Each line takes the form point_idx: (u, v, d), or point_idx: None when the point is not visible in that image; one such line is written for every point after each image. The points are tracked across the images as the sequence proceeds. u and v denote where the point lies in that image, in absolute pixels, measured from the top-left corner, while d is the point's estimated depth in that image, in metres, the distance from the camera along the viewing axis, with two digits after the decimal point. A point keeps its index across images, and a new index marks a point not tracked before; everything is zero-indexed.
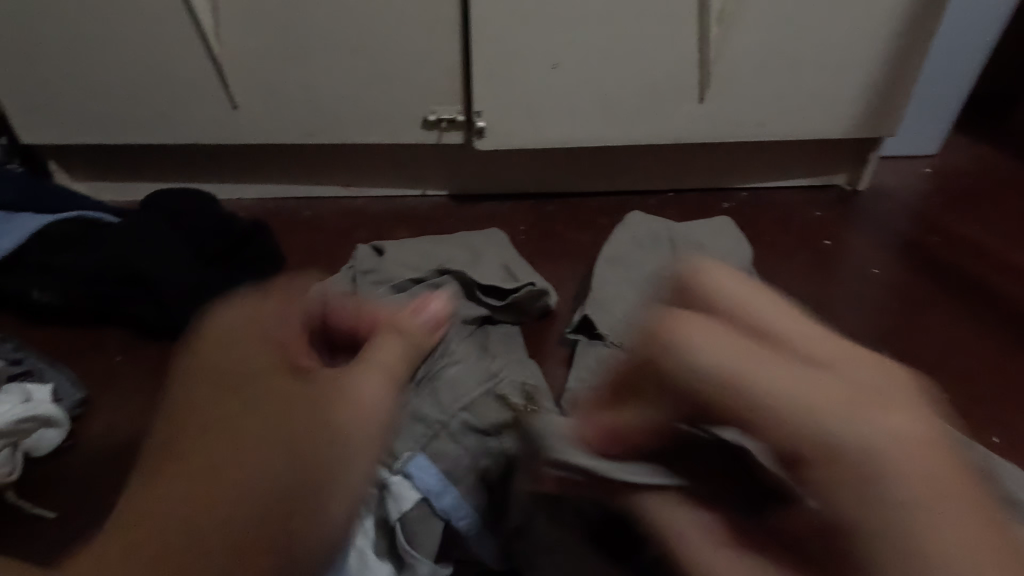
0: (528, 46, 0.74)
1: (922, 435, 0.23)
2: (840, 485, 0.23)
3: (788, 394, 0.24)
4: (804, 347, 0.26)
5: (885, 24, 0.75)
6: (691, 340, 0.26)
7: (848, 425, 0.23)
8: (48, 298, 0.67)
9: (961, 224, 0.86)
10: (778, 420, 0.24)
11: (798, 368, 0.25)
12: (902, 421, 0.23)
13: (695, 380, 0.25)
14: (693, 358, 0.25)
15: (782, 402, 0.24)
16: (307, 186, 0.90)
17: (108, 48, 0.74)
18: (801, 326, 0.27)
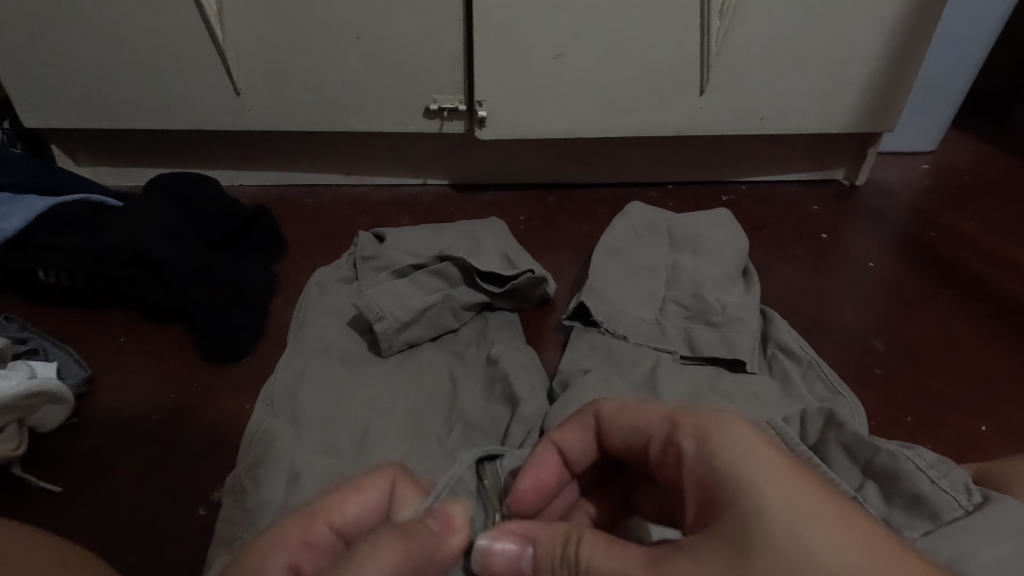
0: (530, 37, 0.74)
1: (646, 426, 0.37)
2: (673, 462, 0.35)
3: (726, 447, 0.32)
4: (664, 428, 0.36)
5: (886, 18, 0.75)
6: (736, 435, 0.32)
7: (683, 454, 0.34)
8: (52, 279, 0.68)
9: (956, 218, 0.87)
10: (716, 462, 0.32)
11: (682, 442, 0.34)
12: (637, 430, 0.38)
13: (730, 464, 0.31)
14: (733, 444, 0.32)
15: (725, 463, 0.32)
16: (309, 174, 0.91)
17: (110, 33, 0.74)
18: (693, 422, 0.35)
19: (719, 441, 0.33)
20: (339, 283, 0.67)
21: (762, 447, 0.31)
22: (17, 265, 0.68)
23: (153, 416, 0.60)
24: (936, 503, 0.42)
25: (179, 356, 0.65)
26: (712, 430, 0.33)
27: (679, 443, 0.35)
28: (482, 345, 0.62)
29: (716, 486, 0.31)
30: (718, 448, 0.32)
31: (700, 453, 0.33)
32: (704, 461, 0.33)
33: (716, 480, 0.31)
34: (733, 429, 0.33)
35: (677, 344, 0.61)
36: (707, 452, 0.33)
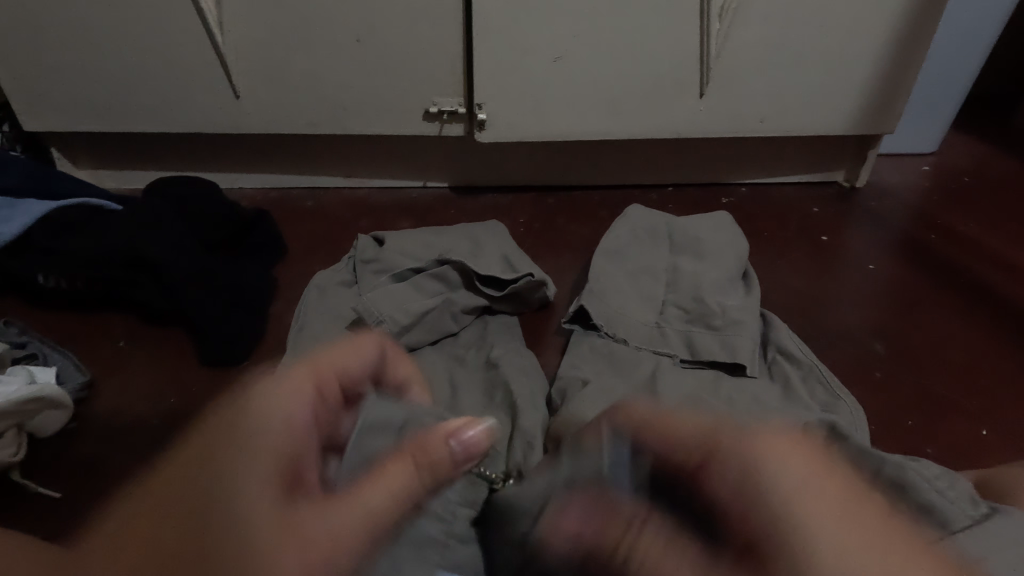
0: (529, 40, 0.74)
1: (679, 442, 0.38)
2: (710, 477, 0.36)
3: (777, 471, 0.34)
4: (697, 445, 0.37)
5: (886, 20, 0.75)
6: (788, 458, 0.34)
7: (727, 473, 0.35)
8: (52, 283, 0.68)
9: (957, 220, 0.87)
10: (769, 488, 0.34)
11: (727, 465, 0.35)
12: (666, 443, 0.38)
13: (778, 490, 0.34)
14: (783, 472, 0.34)
15: (776, 488, 0.34)
16: (310, 177, 0.91)
17: (110, 37, 0.74)
18: (743, 447, 0.35)
19: (765, 461, 0.34)
20: (338, 286, 0.67)
21: (808, 467, 0.34)
22: (16, 269, 0.68)
23: (153, 420, 0.60)
24: (945, 514, 0.42)
25: (178, 360, 0.65)
26: (759, 452, 0.35)
27: (720, 463, 0.36)
28: (482, 349, 0.62)
29: (774, 513, 0.33)
30: (768, 472, 0.34)
31: (752, 480, 0.34)
32: (755, 486, 0.34)
33: (767, 500, 0.34)
34: (776, 448, 0.35)
35: (678, 348, 0.61)
36: (757, 479, 0.34)
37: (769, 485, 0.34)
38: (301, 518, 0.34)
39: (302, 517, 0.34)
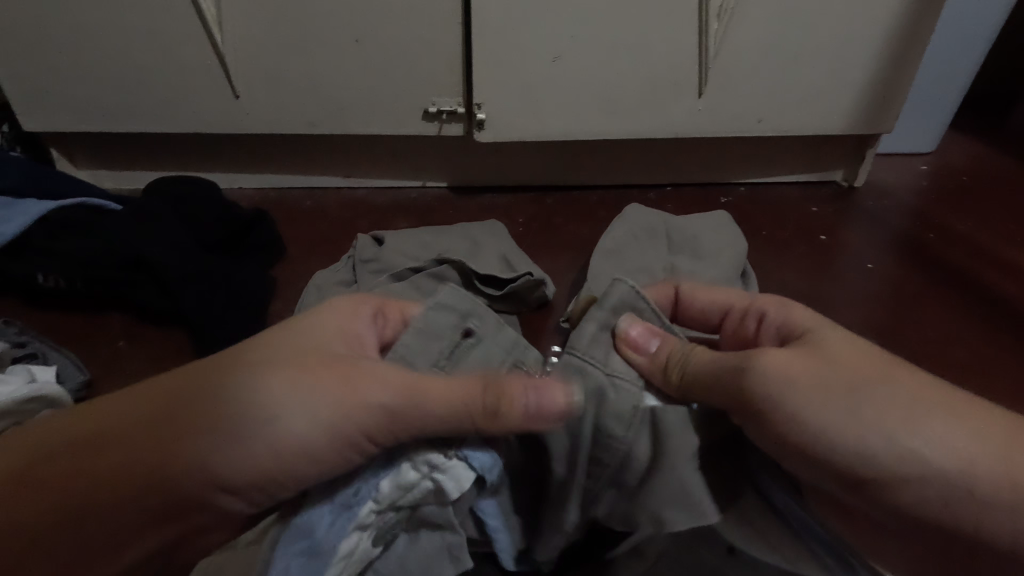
0: (528, 40, 0.75)
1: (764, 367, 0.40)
2: (804, 399, 0.39)
3: (879, 382, 0.39)
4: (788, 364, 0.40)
5: (884, 19, 0.75)
6: (871, 360, 0.40)
7: (826, 393, 0.39)
8: (51, 283, 0.68)
9: (955, 219, 0.87)
10: (876, 392, 0.38)
11: (830, 375, 0.39)
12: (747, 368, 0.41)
13: (886, 393, 0.38)
14: (881, 376, 0.39)
15: (885, 390, 0.38)
16: (309, 177, 0.91)
17: (109, 37, 0.74)
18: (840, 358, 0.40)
19: (856, 364, 0.39)
20: (337, 285, 0.67)
21: (883, 363, 0.40)
22: (15, 269, 0.68)
23: None
24: None
25: (178, 359, 0.65)
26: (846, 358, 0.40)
27: (815, 377, 0.39)
28: None
29: (884, 410, 0.38)
30: (864, 373, 0.39)
31: (858, 386, 0.39)
32: (856, 389, 0.38)
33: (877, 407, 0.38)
34: (854, 353, 0.40)
35: None
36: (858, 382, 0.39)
37: (871, 386, 0.38)
38: (296, 389, 0.38)
39: (297, 387, 0.38)
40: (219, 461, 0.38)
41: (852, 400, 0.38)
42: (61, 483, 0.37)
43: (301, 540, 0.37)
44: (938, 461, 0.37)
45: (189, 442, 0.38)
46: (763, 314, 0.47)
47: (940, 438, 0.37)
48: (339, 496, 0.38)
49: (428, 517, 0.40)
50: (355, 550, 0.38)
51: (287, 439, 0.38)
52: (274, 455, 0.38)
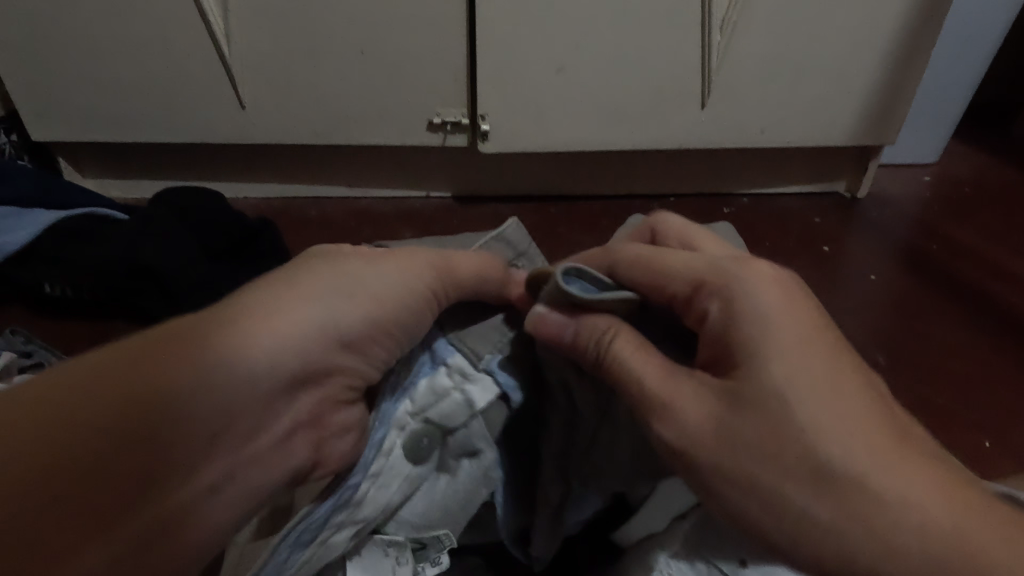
0: (532, 52, 0.75)
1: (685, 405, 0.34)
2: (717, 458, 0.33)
3: (833, 439, 0.31)
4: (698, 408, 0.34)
5: (887, 32, 0.76)
6: (834, 407, 0.31)
7: (752, 451, 0.32)
8: (57, 292, 0.70)
9: (958, 231, 0.87)
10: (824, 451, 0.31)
11: (764, 423, 0.32)
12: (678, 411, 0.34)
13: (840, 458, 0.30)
14: (836, 435, 0.31)
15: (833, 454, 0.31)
16: (313, 187, 0.91)
17: (117, 48, 0.75)
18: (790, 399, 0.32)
19: (805, 416, 0.32)
20: None
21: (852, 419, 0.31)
22: (23, 278, 0.69)
23: None
24: None
25: None
26: (799, 401, 0.32)
27: (738, 421, 0.33)
28: None
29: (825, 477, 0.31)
30: (813, 422, 0.31)
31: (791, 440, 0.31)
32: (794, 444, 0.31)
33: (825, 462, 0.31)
34: (822, 394, 0.32)
35: None
36: (803, 432, 0.31)
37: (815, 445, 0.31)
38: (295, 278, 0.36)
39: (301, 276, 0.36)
40: (247, 362, 0.33)
41: (774, 457, 0.32)
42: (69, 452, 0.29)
43: (377, 428, 0.37)
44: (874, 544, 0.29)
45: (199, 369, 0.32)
46: (725, 301, 0.35)
47: (893, 518, 0.29)
48: (398, 387, 0.39)
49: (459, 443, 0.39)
50: (389, 462, 0.37)
51: (323, 324, 0.35)
52: (301, 350, 0.34)
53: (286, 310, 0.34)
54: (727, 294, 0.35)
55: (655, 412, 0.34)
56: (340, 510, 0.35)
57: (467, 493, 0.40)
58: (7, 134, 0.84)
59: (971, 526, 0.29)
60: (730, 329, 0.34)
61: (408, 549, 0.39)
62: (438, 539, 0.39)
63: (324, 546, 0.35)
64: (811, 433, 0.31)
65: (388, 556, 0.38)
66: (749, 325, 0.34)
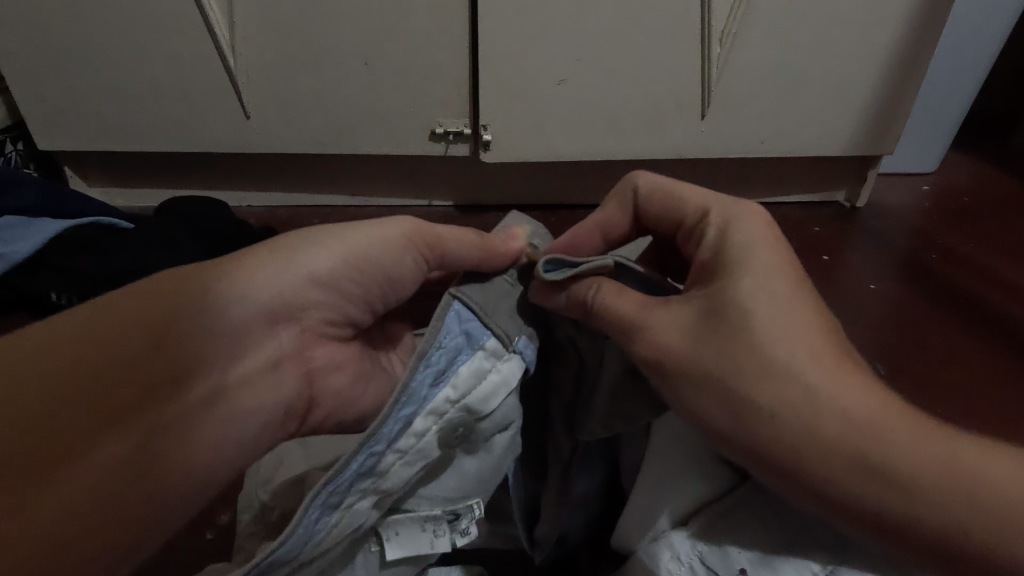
0: (533, 64, 0.76)
1: (675, 329, 0.33)
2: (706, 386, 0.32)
3: (820, 371, 0.30)
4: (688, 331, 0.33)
5: (885, 43, 0.76)
6: (822, 349, 0.31)
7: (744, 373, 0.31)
8: (65, 301, 0.69)
9: (958, 240, 0.88)
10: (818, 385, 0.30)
11: (755, 346, 0.31)
12: (670, 336, 0.33)
13: (834, 394, 0.29)
14: (831, 373, 0.30)
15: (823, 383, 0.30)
16: (316, 195, 0.92)
17: (124, 59, 0.76)
18: (786, 324, 0.32)
19: (797, 348, 0.31)
20: None
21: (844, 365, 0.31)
22: (31, 287, 0.70)
23: None
24: None
25: None
26: (791, 335, 0.31)
27: (727, 344, 0.32)
28: None
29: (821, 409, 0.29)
30: (802, 348, 0.31)
31: (784, 363, 0.31)
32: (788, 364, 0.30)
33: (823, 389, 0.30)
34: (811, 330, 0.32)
35: None
36: (798, 365, 0.30)
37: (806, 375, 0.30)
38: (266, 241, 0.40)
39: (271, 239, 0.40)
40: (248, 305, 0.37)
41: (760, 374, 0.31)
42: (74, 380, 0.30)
43: (409, 403, 0.30)
44: (812, 427, 0.29)
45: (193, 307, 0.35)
46: (725, 221, 0.36)
47: (880, 440, 0.28)
48: (434, 360, 0.31)
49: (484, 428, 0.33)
50: (418, 443, 0.31)
51: (297, 271, 0.38)
52: (280, 295, 0.38)
53: (262, 258, 0.38)
54: (727, 218, 0.36)
55: (638, 320, 0.33)
56: (364, 482, 0.29)
57: (495, 473, 0.35)
58: (14, 143, 0.85)
59: (911, 433, 0.28)
60: (723, 247, 0.35)
61: (443, 519, 0.35)
62: (472, 509, 0.35)
63: (350, 511, 0.30)
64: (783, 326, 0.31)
65: (426, 531, 0.34)
66: (744, 241, 0.35)
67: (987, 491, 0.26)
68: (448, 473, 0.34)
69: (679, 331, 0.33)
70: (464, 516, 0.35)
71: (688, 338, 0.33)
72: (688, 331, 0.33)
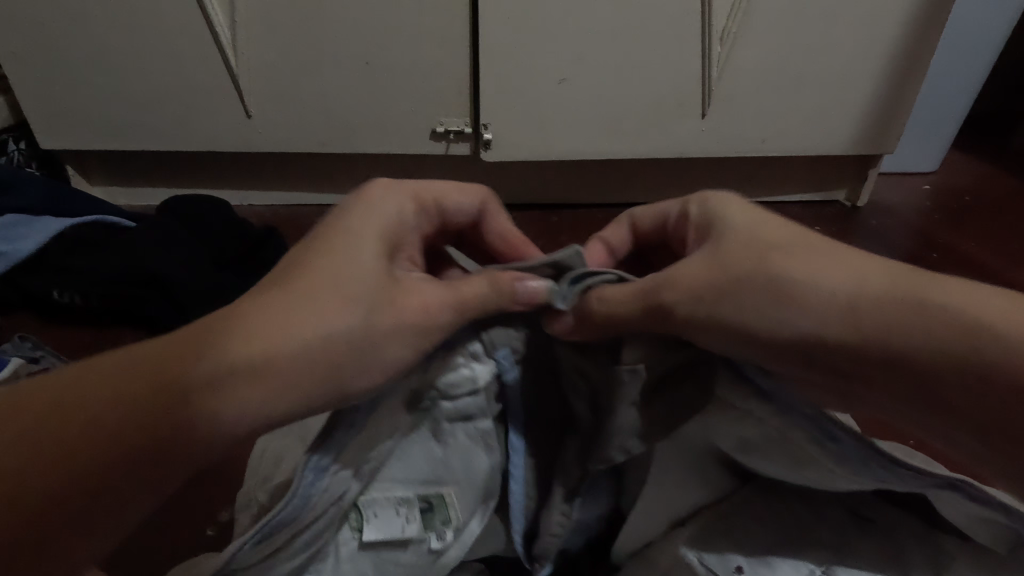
0: (534, 63, 0.76)
1: (693, 284, 0.33)
2: (741, 336, 0.31)
3: (828, 275, 0.30)
4: (704, 283, 0.33)
5: (886, 42, 0.76)
6: (826, 254, 0.31)
7: (769, 309, 0.31)
8: (66, 299, 0.70)
9: (958, 239, 0.88)
10: (838, 290, 0.30)
11: (768, 280, 0.31)
12: (689, 292, 0.33)
13: (857, 292, 0.29)
14: (845, 276, 0.30)
15: (838, 287, 0.30)
16: (318, 195, 0.92)
17: (126, 58, 0.76)
18: (781, 252, 0.32)
19: (806, 265, 0.31)
20: None
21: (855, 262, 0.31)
22: (35, 287, 0.70)
23: None
24: None
25: None
26: (788, 258, 0.32)
27: (744, 285, 0.32)
28: None
29: (858, 327, 0.29)
30: (808, 270, 0.31)
31: (796, 285, 0.31)
32: (805, 286, 0.30)
33: (846, 300, 0.29)
34: (811, 245, 0.32)
35: None
36: (812, 279, 0.30)
37: (823, 287, 0.30)
38: (287, 304, 0.32)
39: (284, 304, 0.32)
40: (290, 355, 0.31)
41: (778, 301, 0.31)
42: (105, 479, 0.27)
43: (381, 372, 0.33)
44: (856, 353, 0.29)
45: (199, 402, 0.29)
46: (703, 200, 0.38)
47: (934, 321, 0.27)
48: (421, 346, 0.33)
49: (456, 411, 0.36)
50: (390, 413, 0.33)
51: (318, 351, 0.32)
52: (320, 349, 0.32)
53: (292, 360, 0.31)
54: (703, 198, 0.39)
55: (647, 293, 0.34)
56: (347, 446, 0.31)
57: (465, 461, 0.37)
58: (16, 142, 0.85)
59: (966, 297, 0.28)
60: (709, 215, 0.37)
61: (416, 506, 0.37)
62: (444, 499, 0.37)
63: (337, 477, 0.31)
64: (792, 262, 0.31)
65: (399, 514, 0.36)
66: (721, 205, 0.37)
67: None
68: (416, 456, 0.36)
69: (696, 285, 0.33)
70: (438, 508, 0.37)
71: (705, 289, 0.33)
72: (706, 286, 0.33)
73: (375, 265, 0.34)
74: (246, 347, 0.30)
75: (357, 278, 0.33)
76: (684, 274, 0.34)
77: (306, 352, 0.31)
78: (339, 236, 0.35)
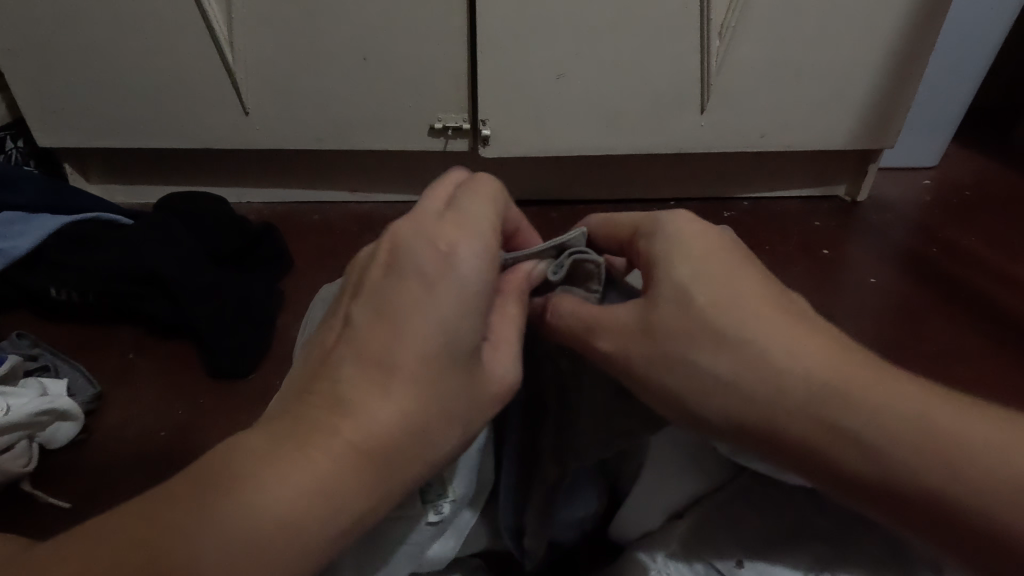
0: (532, 58, 0.76)
1: (626, 340, 0.34)
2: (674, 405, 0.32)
3: (775, 359, 0.30)
4: (634, 347, 0.33)
5: (886, 36, 0.76)
6: (774, 330, 0.31)
7: (710, 378, 0.31)
8: (63, 296, 0.70)
9: (958, 234, 0.88)
10: (784, 376, 0.30)
11: (704, 357, 0.32)
12: (618, 350, 0.34)
13: (806, 380, 0.29)
14: (790, 358, 0.30)
15: (789, 371, 0.30)
16: (315, 191, 0.92)
17: (122, 55, 0.76)
18: (727, 320, 0.32)
19: (755, 343, 0.31)
20: None
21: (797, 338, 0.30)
22: (29, 284, 0.70)
23: (160, 433, 0.60)
24: None
25: (186, 373, 0.66)
26: (730, 331, 0.31)
27: (682, 355, 0.32)
28: None
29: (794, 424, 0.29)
30: (752, 349, 0.31)
31: (734, 368, 0.31)
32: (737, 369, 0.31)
33: (791, 388, 0.29)
34: (759, 309, 0.31)
35: None
36: (754, 366, 0.30)
37: (766, 373, 0.30)
38: (370, 403, 0.27)
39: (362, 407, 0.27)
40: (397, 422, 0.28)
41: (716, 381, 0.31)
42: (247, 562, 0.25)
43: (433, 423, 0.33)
44: (803, 445, 0.29)
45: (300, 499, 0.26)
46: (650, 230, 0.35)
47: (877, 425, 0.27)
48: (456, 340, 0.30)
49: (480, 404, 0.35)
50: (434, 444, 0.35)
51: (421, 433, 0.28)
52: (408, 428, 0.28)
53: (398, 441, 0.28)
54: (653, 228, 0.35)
55: (593, 337, 0.34)
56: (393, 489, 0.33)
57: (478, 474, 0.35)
58: (14, 140, 0.85)
59: (905, 403, 0.28)
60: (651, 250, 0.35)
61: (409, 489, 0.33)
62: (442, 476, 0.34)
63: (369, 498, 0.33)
64: (737, 340, 0.31)
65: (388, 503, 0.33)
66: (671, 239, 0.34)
67: (997, 455, 0.26)
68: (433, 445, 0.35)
69: (632, 343, 0.34)
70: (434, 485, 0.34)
71: (635, 351, 0.33)
72: (639, 350, 0.33)
73: (457, 351, 0.29)
74: (335, 448, 0.26)
75: (438, 369, 0.28)
76: (621, 334, 0.34)
77: (398, 459, 0.28)
78: (412, 309, 0.28)
